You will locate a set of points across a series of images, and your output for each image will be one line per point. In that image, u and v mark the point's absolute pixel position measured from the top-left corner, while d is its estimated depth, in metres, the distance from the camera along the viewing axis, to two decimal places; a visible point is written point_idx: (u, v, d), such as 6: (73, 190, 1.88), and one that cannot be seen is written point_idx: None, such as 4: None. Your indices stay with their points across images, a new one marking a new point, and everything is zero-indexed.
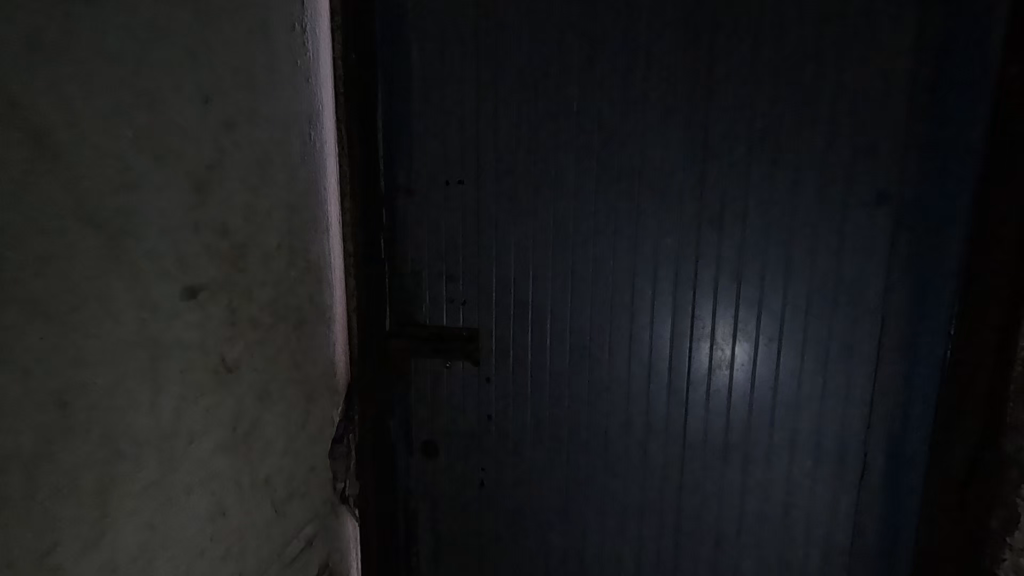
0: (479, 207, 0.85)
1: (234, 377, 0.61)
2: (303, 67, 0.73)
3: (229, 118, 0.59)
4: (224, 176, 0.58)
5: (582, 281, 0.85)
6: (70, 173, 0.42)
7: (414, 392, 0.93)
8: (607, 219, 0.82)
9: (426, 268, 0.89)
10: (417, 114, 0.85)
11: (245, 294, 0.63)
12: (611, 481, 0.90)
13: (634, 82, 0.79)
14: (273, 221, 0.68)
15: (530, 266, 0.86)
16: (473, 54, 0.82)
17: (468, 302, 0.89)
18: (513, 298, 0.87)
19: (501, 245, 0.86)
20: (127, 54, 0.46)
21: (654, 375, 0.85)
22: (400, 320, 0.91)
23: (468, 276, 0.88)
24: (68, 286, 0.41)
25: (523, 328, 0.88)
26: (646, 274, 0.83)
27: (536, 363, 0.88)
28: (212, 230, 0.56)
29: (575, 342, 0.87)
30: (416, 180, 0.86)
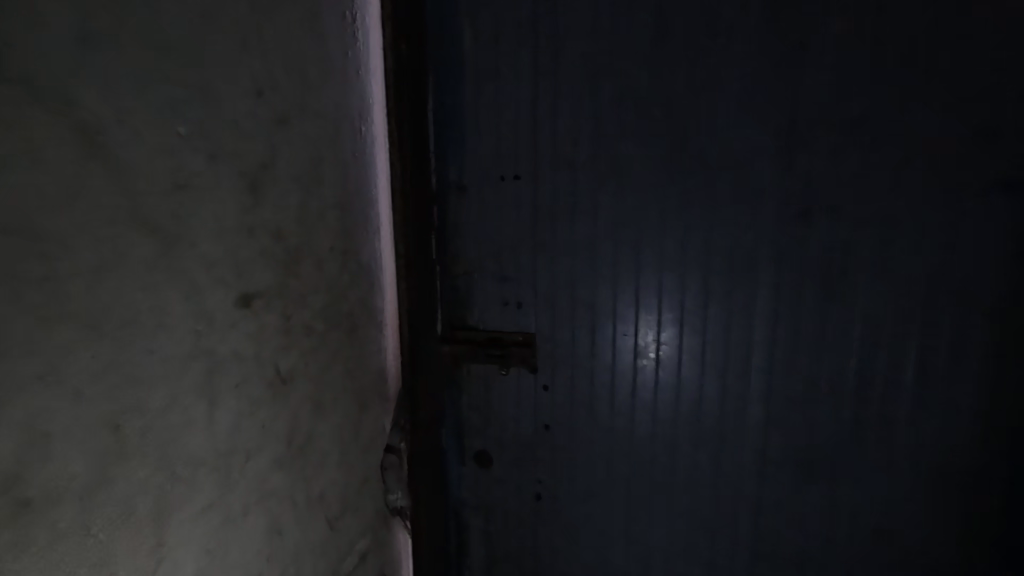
0: (536, 204, 0.80)
1: (288, 389, 0.57)
2: (352, 58, 0.69)
3: (282, 114, 0.55)
4: (277, 176, 0.55)
5: (648, 282, 0.78)
6: (123, 175, 0.38)
7: (467, 399, 0.88)
8: (677, 214, 0.76)
9: (479, 270, 0.84)
10: (471, 107, 0.80)
11: (299, 300, 0.59)
12: (679, 497, 0.83)
13: (711, 61, 0.71)
14: (326, 222, 0.64)
15: (591, 266, 0.80)
16: (531, 40, 0.76)
17: (524, 305, 0.83)
18: (572, 301, 0.81)
19: (559, 244, 0.80)
20: (178, 44, 0.43)
21: (731, 386, 0.78)
22: (451, 323, 0.86)
23: (523, 277, 0.83)
24: (122, 298, 0.38)
25: (582, 333, 0.82)
26: (721, 274, 0.75)
27: (596, 371, 0.82)
28: (266, 234, 0.53)
29: (639, 349, 0.80)
30: (468, 176, 0.81)
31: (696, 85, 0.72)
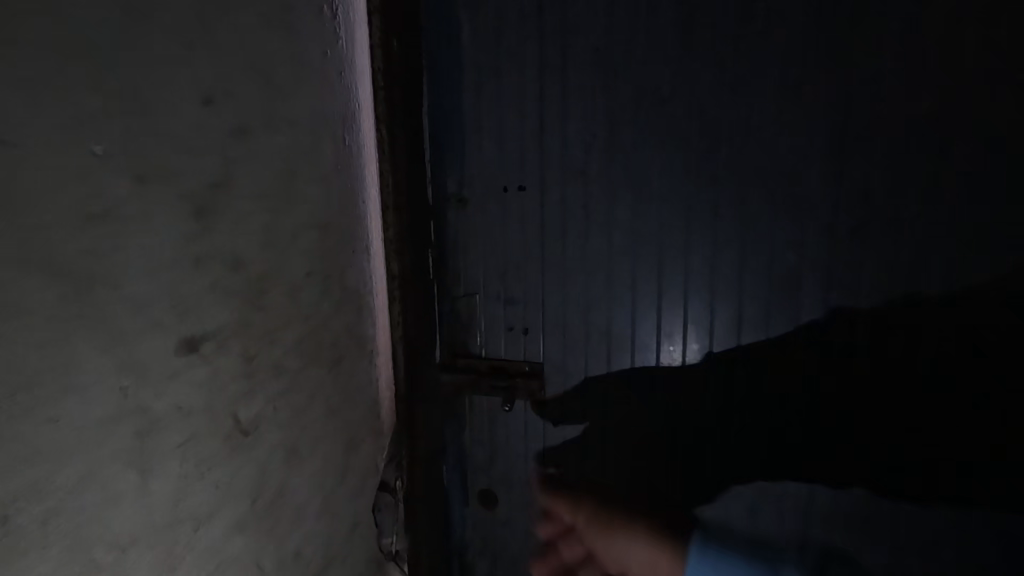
0: (544, 218, 0.71)
1: (252, 440, 0.50)
2: (334, 59, 0.62)
3: (242, 125, 0.48)
4: (236, 197, 0.47)
5: (673, 306, 0.69)
6: (11, 208, 0.31)
7: (469, 432, 0.79)
8: (705, 230, 0.66)
9: (481, 292, 0.75)
10: (471, 111, 0.71)
11: (266, 336, 0.52)
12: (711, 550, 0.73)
13: (745, 55, 0.62)
14: (300, 245, 0.56)
15: (606, 289, 0.71)
16: (537, 33, 0.67)
17: (531, 330, 0.75)
18: (584, 327, 0.72)
19: (571, 263, 0.71)
20: (94, 45, 0.35)
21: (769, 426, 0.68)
22: (451, 351, 0.78)
23: (531, 300, 0.74)
24: (10, 360, 0.31)
25: (597, 363, 0.73)
26: (755, 300, 0.66)
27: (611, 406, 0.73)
28: (220, 265, 0.46)
29: (662, 384, 0.71)
30: (468, 188, 0.73)
31: (727, 82, 0.63)
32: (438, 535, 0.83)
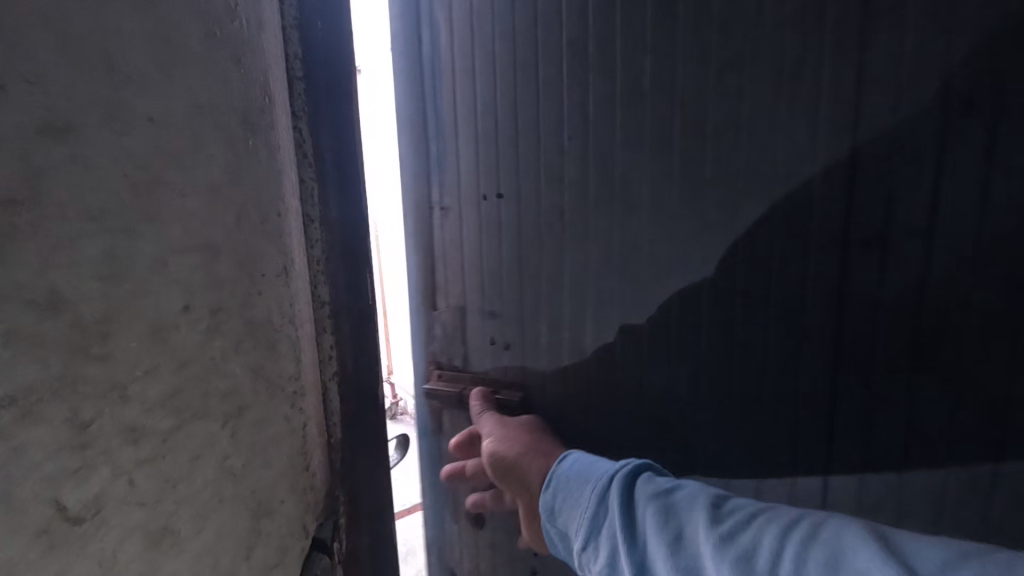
0: (515, 225, 0.85)
1: (87, 531, 0.39)
2: (229, 43, 0.51)
3: (62, 117, 0.37)
4: (46, 214, 0.36)
5: (608, 301, 0.79)
6: None
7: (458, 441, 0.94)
8: (644, 235, 0.74)
9: (466, 304, 0.92)
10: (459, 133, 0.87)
11: (110, 394, 0.40)
12: None
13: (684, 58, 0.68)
14: (173, 274, 0.45)
15: (562, 292, 0.83)
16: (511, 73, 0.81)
17: (509, 343, 0.90)
18: (545, 328, 0.86)
19: (525, 256, 0.84)
20: None
21: (667, 417, 0.77)
22: (440, 365, 0.97)
23: (495, 288, 0.89)
24: None
25: (546, 352, 0.86)
26: (686, 299, 0.72)
27: (570, 399, 0.86)
28: (22, 304, 0.34)
29: (613, 377, 0.81)
30: (448, 200, 0.90)
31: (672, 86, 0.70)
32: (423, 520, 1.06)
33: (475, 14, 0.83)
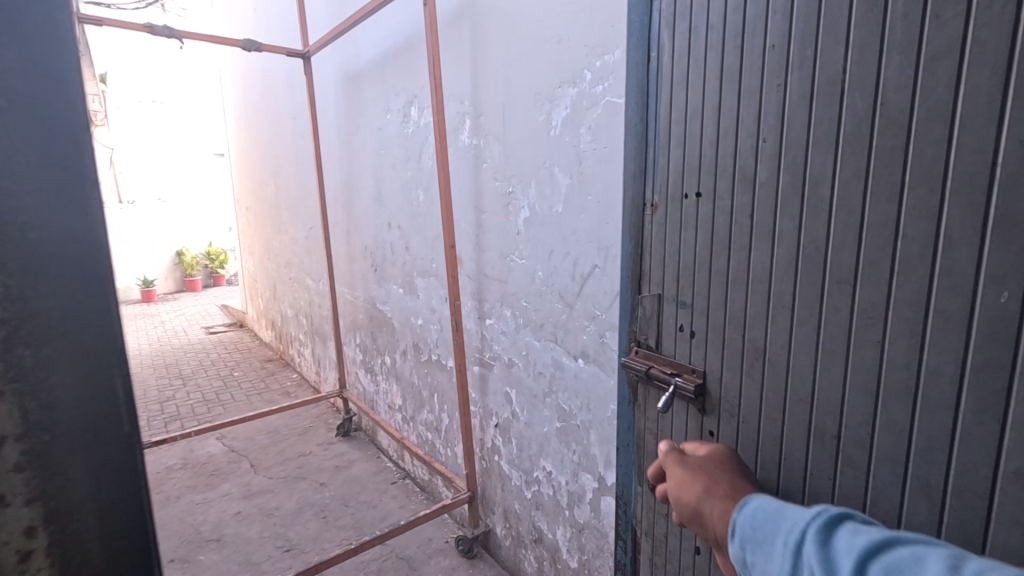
0: (711, 218, 1.61)
1: None
2: None
3: None
4: None
5: (770, 277, 1.47)
6: None
7: (662, 422, 1.89)
8: (772, 252, 1.46)
9: (663, 295, 1.81)
10: (672, 165, 1.71)
11: None
12: (812, 493, 1.43)
13: (830, 98, 1.28)
14: None
15: (727, 277, 1.59)
16: (713, 105, 1.55)
17: (694, 325, 1.72)
18: (721, 310, 1.62)
19: (716, 241, 1.60)
20: None
21: (819, 332, 1.37)
22: (643, 344, 1.93)
23: (696, 263, 1.67)
24: None
25: (721, 302, 1.61)
26: (791, 290, 1.42)
27: (733, 334, 1.59)
28: None
29: (764, 342, 1.51)
30: (657, 202, 1.79)
31: (821, 124, 1.30)
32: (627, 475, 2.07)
33: (689, 109, 1.63)
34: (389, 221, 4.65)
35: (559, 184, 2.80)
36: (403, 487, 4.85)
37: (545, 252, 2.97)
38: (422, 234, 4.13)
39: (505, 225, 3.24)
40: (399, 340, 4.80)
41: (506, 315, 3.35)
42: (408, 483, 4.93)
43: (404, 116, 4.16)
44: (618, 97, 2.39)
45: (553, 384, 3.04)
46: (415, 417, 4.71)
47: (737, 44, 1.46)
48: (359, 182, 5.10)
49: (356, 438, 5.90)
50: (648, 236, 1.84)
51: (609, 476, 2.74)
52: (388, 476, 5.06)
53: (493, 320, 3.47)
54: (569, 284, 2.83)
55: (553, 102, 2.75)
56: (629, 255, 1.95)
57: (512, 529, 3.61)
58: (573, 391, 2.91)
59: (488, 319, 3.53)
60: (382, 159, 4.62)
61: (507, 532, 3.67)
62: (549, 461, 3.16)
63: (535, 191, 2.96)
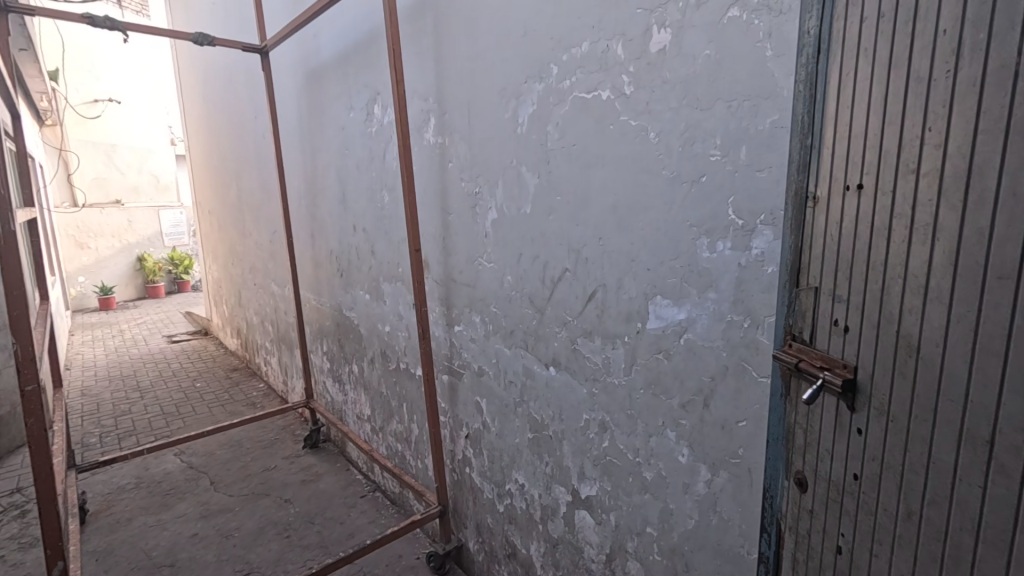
0: (873, 207, 1.19)
1: None
2: None
3: None
4: None
5: (928, 271, 1.09)
6: None
7: (801, 412, 1.48)
8: (924, 232, 1.09)
9: (820, 289, 1.37)
10: (836, 153, 1.28)
11: None
12: (950, 504, 1.10)
13: (1001, 85, 0.94)
14: None
15: (876, 261, 1.20)
16: (880, 87, 1.16)
17: (845, 324, 1.30)
18: (877, 311, 1.21)
19: (877, 230, 1.19)
20: None
21: (978, 332, 1.02)
22: (795, 338, 1.48)
23: (853, 259, 1.25)
24: None
25: (874, 304, 1.21)
26: (945, 269, 1.06)
27: (877, 324, 1.21)
28: None
29: (913, 346, 1.14)
30: (819, 188, 1.35)
31: (990, 114, 0.96)
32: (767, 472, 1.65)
33: (856, 91, 1.22)
34: (354, 223, 4.46)
35: (527, 184, 2.67)
36: (372, 501, 4.65)
37: (515, 255, 2.83)
38: (388, 237, 3.96)
39: (473, 227, 3.09)
40: (366, 348, 4.60)
41: (475, 321, 3.21)
42: (378, 496, 4.72)
43: (366, 115, 3.98)
44: (587, 93, 2.28)
45: (524, 394, 2.91)
46: (384, 427, 4.52)
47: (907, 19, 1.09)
48: (323, 184, 4.89)
49: (325, 449, 5.67)
50: (792, 209, 1.44)
51: (583, 488, 2.63)
52: (358, 490, 4.85)
53: (462, 326, 3.32)
54: (539, 288, 2.71)
55: (519, 98, 2.63)
56: (788, 245, 1.48)
57: (484, 543, 3.48)
58: (545, 401, 2.78)
59: (457, 326, 3.38)
60: (345, 159, 4.41)
61: (480, 547, 3.53)
62: (521, 473, 3.03)
63: (503, 192, 2.83)
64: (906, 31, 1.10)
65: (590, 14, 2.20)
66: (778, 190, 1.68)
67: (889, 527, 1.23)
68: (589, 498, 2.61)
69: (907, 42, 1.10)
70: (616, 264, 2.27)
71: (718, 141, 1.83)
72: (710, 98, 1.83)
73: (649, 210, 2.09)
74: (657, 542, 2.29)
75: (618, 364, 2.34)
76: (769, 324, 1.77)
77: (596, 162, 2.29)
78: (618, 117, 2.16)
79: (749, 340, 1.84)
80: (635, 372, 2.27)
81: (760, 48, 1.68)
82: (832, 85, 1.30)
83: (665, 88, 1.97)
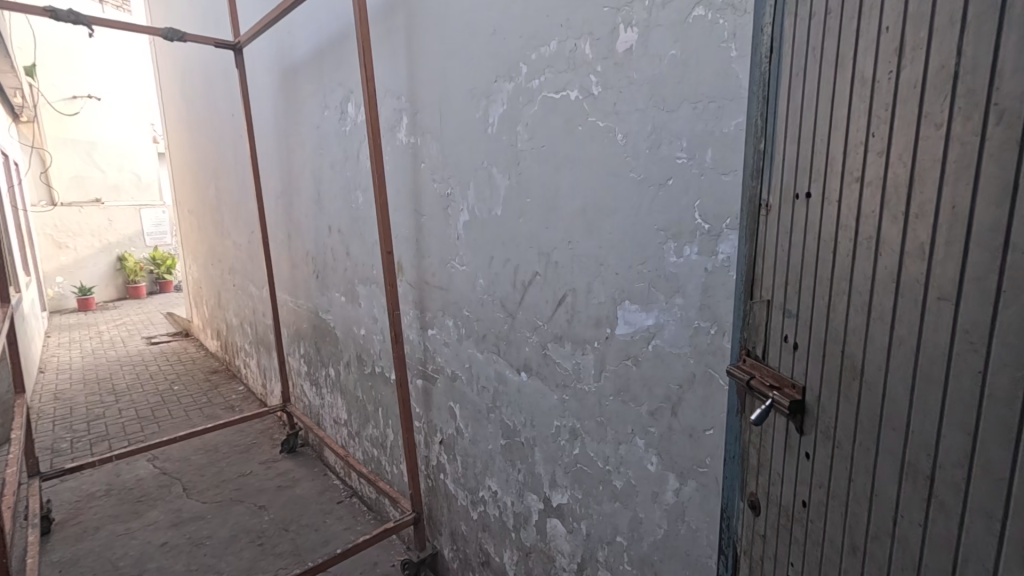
0: (821, 218, 1.16)
1: None
2: None
3: None
4: None
5: (872, 289, 1.05)
6: None
7: (755, 433, 1.45)
8: (868, 245, 1.05)
9: (772, 303, 1.34)
10: (785, 160, 1.25)
11: None
12: (889, 538, 1.05)
13: (941, 89, 0.89)
14: None
15: (822, 275, 1.16)
16: (828, 91, 1.12)
17: (795, 342, 1.27)
18: (824, 329, 1.17)
19: (823, 242, 1.15)
20: None
21: (918, 357, 0.97)
22: (749, 354, 1.45)
23: (804, 273, 1.21)
24: None
25: (821, 320, 1.17)
26: (886, 288, 1.02)
27: (825, 344, 1.17)
28: None
29: (858, 368, 1.09)
30: (772, 197, 1.32)
31: (932, 118, 0.91)
32: (726, 492, 1.63)
33: (806, 94, 1.18)
34: (329, 225, 4.37)
35: (497, 186, 2.62)
36: (349, 507, 4.56)
37: (486, 258, 2.77)
38: (362, 239, 3.88)
39: (446, 229, 3.03)
40: (343, 351, 4.52)
41: (448, 325, 3.15)
42: (355, 502, 4.63)
43: (340, 114, 3.90)
44: (555, 93, 2.22)
45: (497, 399, 2.85)
46: (361, 431, 4.44)
47: (853, 19, 1.05)
48: (298, 184, 4.79)
49: (303, 453, 5.56)
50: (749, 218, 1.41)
51: (554, 496, 2.58)
52: (334, 495, 4.75)
53: (435, 330, 3.25)
54: (510, 292, 2.65)
55: (488, 98, 2.57)
56: (745, 256, 1.45)
57: (459, 551, 3.41)
58: (516, 407, 2.73)
59: (431, 329, 3.31)
60: (320, 160, 4.33)
61: (455, 554, 3.47)
62: (494, 480, 2.97)
63: (474, 194, 2.76)
64: (849, 27, 1.06)
65: (558, 13, 2.15)
66: (743, 194, 1.64)
67: (835, 558, 1.19)
68: (560, 507, 2.56)
69: (849, 37, 1.06)
70: (586, 268, 2.22)
71: (683, 144, 1.79)
72: (676, 99, 1.79)
73: (617, 213, 2.05)
74: (627, 552, 2.24)
75: (589, 370, 2.29)
76: (735, 331, 1.73)
77: (564, 164, 2.24)
78: (586, 118, 2.11)
79: (715, 346, 1.80)
80: (605, 378, 2.22)
81: (725, 48, 1.63)
82: (785, 86, 1.25)
83: (632, 89, 1.92)
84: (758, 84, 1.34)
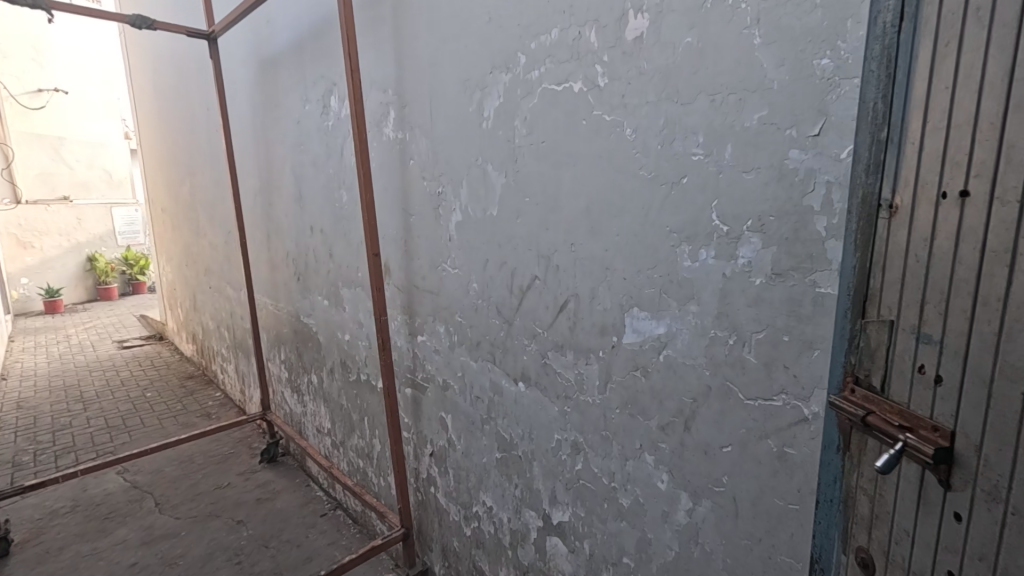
0: (990, 220, 0.94)
1: None
2: None
3: None
4: None
5: None
6: None
7: (867, 481, 1.26)
8: None
9: (898, 322, 1.14)
10: (924, 150, 1.05)
11: None
12: None
13: None
14: None
15: (992, 294, 0.95)
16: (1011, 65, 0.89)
17: (938, 377, 1.06)
18: (994, 367, 0.96)
19: (992, 255, 0.95)
20: None
21: None
22: (859, 383, 1.26)
23: (957, 289, 1.01)
24: None
25: (990, 349, 0.96)
26: None
27: (995, 386, 0.96)
28: None
29: None
30: (900, 196, 1.12)
31: None
32: (816, 543, 1.45)
33: (963, 75, 0.97)
34: (311, 225, 4.15)
35: (493, 184, 2.45)
36: (333, 520, 4.36)
37: (480, 260, 2.61)
38: (347, 240, 3.69)
39: (436, 230, 2.86)
40: (326, 358, 4.32)
41: (440, 331, 2.97)
42: (339, 515, 4.43)
43: (323, 107, 3.70)
44: (557, 84, 2.07)
45: (491, 411, 2.70)
46: (345, 441, 4.24)
47: None
48: (278, 182, 4.56)
49: (285, 463, 5.33)
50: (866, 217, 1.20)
51: (555, 514, 2.44)
52: (318, 508, 4.54)
53: (425, 336, 3.08)
54: (506, 298, 2.49)
55: (483, 90, 2.41)
56: (851, 266, 1.25)
57: (451, 568, 3.26)
58: (513, 419, 2.58)
59: (420, 336, 3.14)
60: (300, 157, 4.11)
61: (446, 571, 3.31)
62: (489, 495, 2.82)
63: (467, 193, 2.60)
64: None
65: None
66: (767, 195, 1.52)
67: None
68: (561, 525, 2.41)
69: None
70: (590, 272, 2.08)
71: (700, 139, 1.65)
72: (692, 90, 1.65)
73: (624, 214, 1.91)
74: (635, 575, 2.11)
75: (592, 381, 2.15)
76: (756, 341, 1.61)
77: (567, 161, 2.09)
78: (590, 111, 1.97)
79: (733, 358, 1.67)
80: (610, 390, 2.08)
81: (747, 35, 1.51)
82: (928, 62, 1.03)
83: (642, 80, 1.78)
84: (879, 59, 1.13)
